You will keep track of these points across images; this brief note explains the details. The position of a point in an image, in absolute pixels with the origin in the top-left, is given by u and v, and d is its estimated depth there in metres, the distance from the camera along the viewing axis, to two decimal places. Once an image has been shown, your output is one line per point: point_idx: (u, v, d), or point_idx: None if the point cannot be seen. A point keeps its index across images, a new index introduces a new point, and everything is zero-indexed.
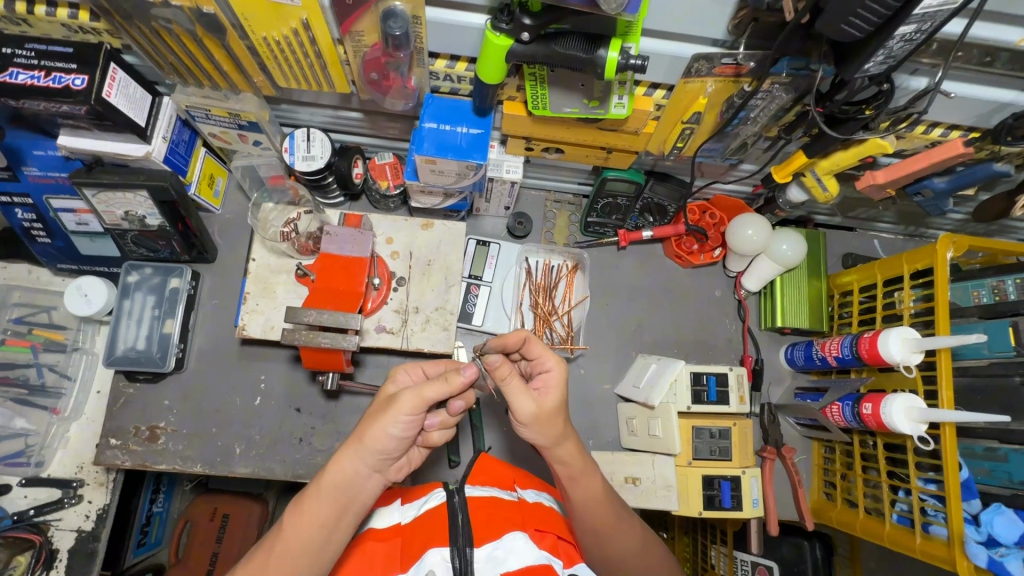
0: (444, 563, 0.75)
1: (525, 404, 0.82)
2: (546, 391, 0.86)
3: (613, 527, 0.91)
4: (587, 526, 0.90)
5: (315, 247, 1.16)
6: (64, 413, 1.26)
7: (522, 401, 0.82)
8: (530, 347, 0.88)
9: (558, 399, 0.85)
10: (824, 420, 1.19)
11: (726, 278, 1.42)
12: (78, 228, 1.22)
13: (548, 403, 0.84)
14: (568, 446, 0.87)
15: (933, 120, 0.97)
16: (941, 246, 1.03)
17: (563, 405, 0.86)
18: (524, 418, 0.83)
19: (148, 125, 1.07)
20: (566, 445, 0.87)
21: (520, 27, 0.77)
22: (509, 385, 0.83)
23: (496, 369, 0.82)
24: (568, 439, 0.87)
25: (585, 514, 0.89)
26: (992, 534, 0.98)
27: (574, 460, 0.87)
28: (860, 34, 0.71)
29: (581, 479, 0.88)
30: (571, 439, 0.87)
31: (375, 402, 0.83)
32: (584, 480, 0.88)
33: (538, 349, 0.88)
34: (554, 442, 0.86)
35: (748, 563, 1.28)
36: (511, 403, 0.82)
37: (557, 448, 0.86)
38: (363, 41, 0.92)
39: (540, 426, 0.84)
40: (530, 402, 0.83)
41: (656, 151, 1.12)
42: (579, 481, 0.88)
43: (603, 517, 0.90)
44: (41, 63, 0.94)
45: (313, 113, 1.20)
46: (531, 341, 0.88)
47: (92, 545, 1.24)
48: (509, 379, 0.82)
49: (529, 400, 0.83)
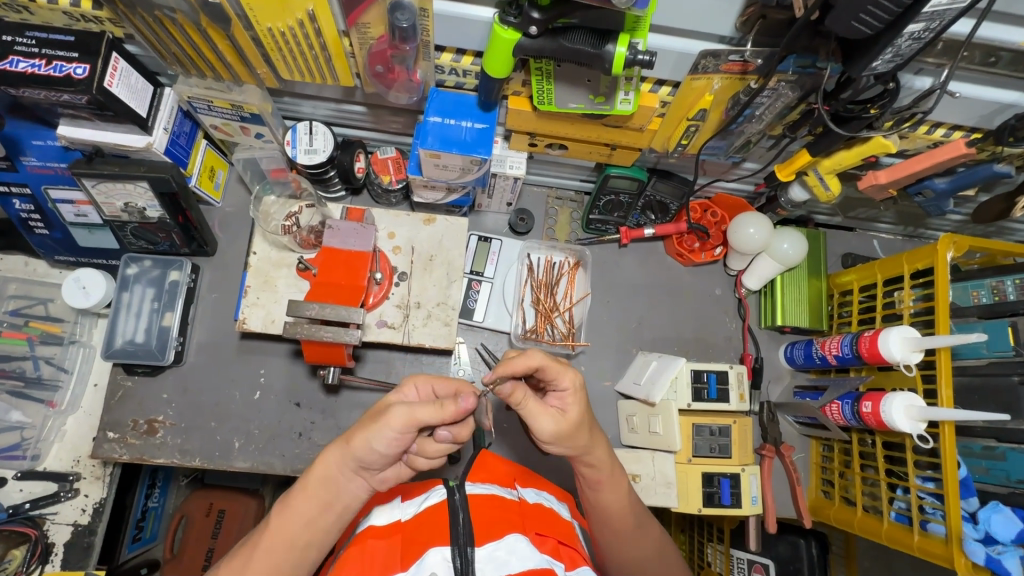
0: (445, 564, 0.74)
1: (546, 424, 0.84)
2: (566, 406, 0.86)
3: (629, 531, 0.93)
4: (608, 529, 0.93)
5: (316, 240, 1.17)
6: (61, 406, 1.25)
7: (543, 419, 0.84)
8: (545, 372, 0.84)
9: (578, 412, 0.85)
10: (823, 418, 1.19)
11: (726, 277, 1.42)
12: (76, 220, 1.20)
13: (569, 418, 0.85)
14: (597, 453, 0.88)
15: (936, 119, 0.97)
16: (941, 246, 1.04)
17: (585, 415, 0.87)
18: (547, 436, 0.84)
19: (150, 116, 1.06)
20: (595, 451, 0.88)
21: (528, 21, 0.77)
22: (528, 407, 0.83)
23: (511, 398, 0.83)
24: (596, 446, 0.88)
25: (608, 515, 0.92)
26: (989, 532, 1.00)
27: (604, 464, 0.89)
28: (869, 31, 0.71)
29: (608, 485, 0.90)
30: (600, 445, 0.89)
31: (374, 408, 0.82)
32: (612, 486, 0.90)
33: (552, 371, 0.85)
34: (581, 450, 0.87)
35: (745, 561, 1.32)
36: (533, 425, 0.84)
37: (587, 450, 0.87)
38: (369, 33, 0.92)
39: (565, 441, 0.85)
40: (551, 420, 0.84)
41: (660, 148, 1.12)
42: (606, 486, 0.90)
43: (624, 522, 0.92)
44: (42, 51, 0.93)
45: (315, 106, 1.19)
46: (545, 363, 0.84)
47: (89, 538, 1.24)
48: (527, 401, 0.83)
49: (549, 419, 0.84)
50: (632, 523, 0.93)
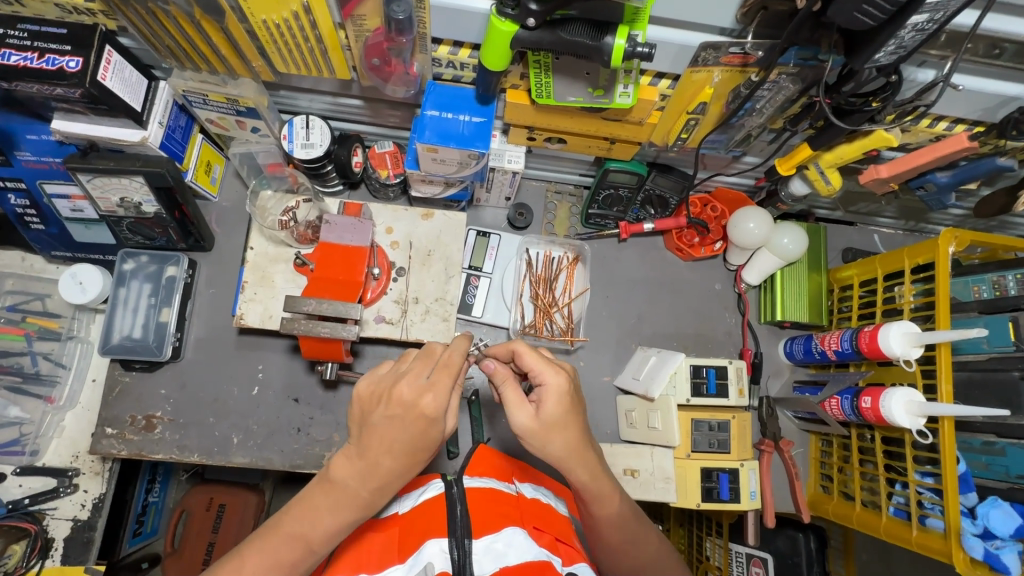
0: (442, 555, 0.73)
1: (519, 417, 0.84)
2: (544, 403, 0.86)
3: (620, 545, 0.95)
4: (597, 537, 0.96)
5: (314, 236, 1.16)
6: (59, 402, 1.25)
7: (517, 412, 0.85)
8: (522, 358, 0.88)
9: (554, 410, 0.85)
10: (822, 413, 1.19)
11: (726, 271, 1.41)
12: (73, 215, 1.20)
13: (544, 417, 0.85)
14: (580, 475, 0.88)
15: (938, 113, 0.96)
16: (942, 240, 1.03)
17: (563, 418, 0.86)
18: (523, 431, 0.85)
19: (145, 110, 1.05)
20: (579, 471, 0.88)
21: (526, 13, 0.76)
22: (505, 393, 0.85)
23: (496, 374, 0.87)
24: (576, 464, 0.87)
25: (596, 524, 0.93)
26: (988, 527, 1.00)
27: (588, 487, 0.89)
28: (872, 22, 0.71)
29: (596, 503, 0.90)
30: (582, 464, 0.87)
31: (423, 440, 0.77)
32: (600, 503, 0.90)
33: (530, 360, 0.87)
34: (559, 459, 0.86)
35: (743, 555, 1.33)
36: (506, 415, 0.85)
37: (565, 462, 0.86)
38: (365, 26, 0.90)
39: (539, 441, 0.85)
40: (525, 415, 0.84)
41: (660, 142, 1.11)
42: (594, 503, 0.90)
43: (609, 535, 0.94)
44: (34, 44, 0.92)
45: (312, 100, 1.18)
46: (520, 352, 0.88)
47: (89, 534, 1.24)
48: (501, 389, 0.85)
49: (524, 413, 0.85)
50: (620, 536, 0.94)
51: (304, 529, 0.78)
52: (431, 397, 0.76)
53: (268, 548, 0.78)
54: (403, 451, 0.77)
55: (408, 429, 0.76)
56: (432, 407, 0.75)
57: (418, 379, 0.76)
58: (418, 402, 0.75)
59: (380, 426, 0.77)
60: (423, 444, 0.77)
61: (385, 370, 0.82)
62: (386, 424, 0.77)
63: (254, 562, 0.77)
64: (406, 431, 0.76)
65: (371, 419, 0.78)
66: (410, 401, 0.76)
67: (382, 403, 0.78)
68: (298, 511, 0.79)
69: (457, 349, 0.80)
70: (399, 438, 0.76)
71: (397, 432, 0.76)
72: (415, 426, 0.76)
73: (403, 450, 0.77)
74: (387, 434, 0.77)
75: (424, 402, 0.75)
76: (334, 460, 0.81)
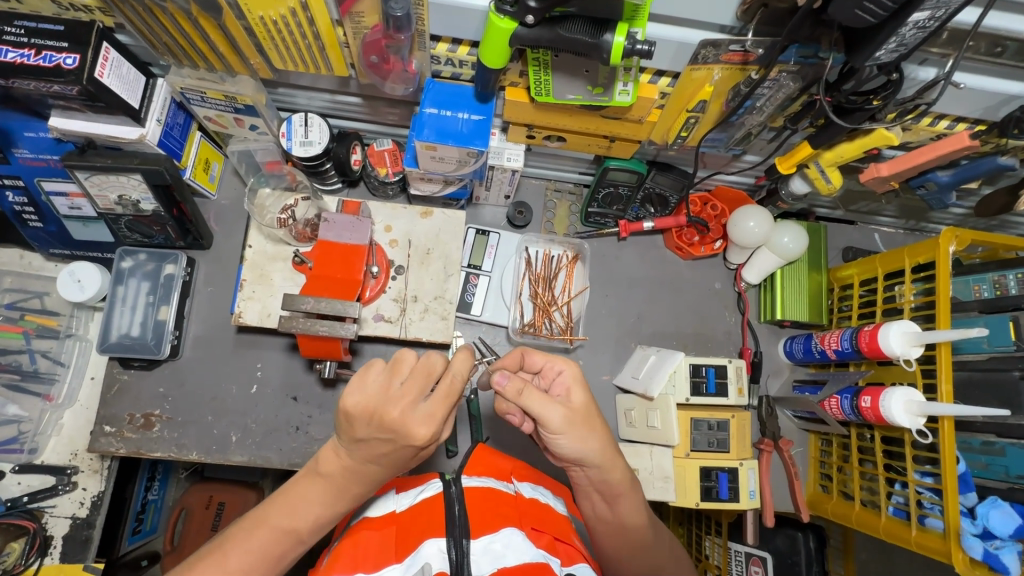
0: (441, 555, 0.74)
1: (555, 413, 0.83)
2: (567, 394, 0.88)
3: (648, 545, 0.94)
4: (623, 544, 0.94)
5: (313, 234, 1.15)
6: (57, 400, 1.25)
7: (550, 409, 0.83)
8: (530, 359, 0.92)
9: (582, 396, 0.87)
10: (821, 412, 1.19)
11: (726, 270, 1.41)
12: (70, 213, 1.20)
13: (575, 406, 0.86)
14: (615, 465, 0.89)
15: (940, 111, 0.96)
16: (943, 240, 1.02)
17: (590, 406, 0.88)
18: (560, 425, 0.84)
19: (143, 107, 1.04)
20: (612, 460, 0.88)
21: (525, 10, 0.75)
22: (530, 397, 0.83)
23: (508, 390, 0.83)
24: (610, 453, 0.88)
25: (624, 527, 0.92)
26: (987, 527, 1.00)
27: (621, 480, 0.89)
28: (873, 20, 0.70)
29: (627, 497, 0.91)
30: (613, 452, 0.88)
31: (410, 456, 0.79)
32: (630, 498, 0.91)
33: (541, 357, 0.91)
34: (595, 454, 0.86)
35: (742, 554, 1.33)
36: (541, 416, 0.83)
37: (601, 453, 0.87)
38: (363, 23, 0.90)
39: (576, 433, 0.84)
40: (558, 408, 0.84)
41: (660, 140, 1.11)
42: (624, 499, 0.91)
43: (637, 536, 0.93)
44: (31, 40, 0.91)
45: (310, 97, 1.18)
46: (530, 352, 0.91)
47: (87, 532, 1.24)
48: (527, 392, 0.83)
49: (556, 407, 0.84)
50: (649, 534, 0.94)
51: (287, 520, 0.79)
52: (425, 427, 0.75)
53: (254, 542, 0.77)
54: (391, 462, 0.79)
55: (394, 449, 0.76)
56: (425, 437, 0.75)
57: (414, 409, 0.74)
58: (411, 432, 0.74)
59: (369, 442, 0.76)
60: (412, 457, 0.80)
61: (372, 379, 0.76)
62: (374, 442, 0.76)
63: (238, 559, 0.76)
64: (394, 450, 0.77)
65: (359, 435, 0.76)
66: (403, 428, 0.74)
67: (372, 421, 0.75)
68: (284, 505, 0.80)
69: (456, 373, 0.78)
70: (388, 453, 0.77)
71: (386, 450, 0.76)
72: (404, 448, 0.76)
73: (390, 461, 0.78)
74: (376, 449, 0.77)
75: (417, 432, 0.74)
76: (323, 451, 0.82)
